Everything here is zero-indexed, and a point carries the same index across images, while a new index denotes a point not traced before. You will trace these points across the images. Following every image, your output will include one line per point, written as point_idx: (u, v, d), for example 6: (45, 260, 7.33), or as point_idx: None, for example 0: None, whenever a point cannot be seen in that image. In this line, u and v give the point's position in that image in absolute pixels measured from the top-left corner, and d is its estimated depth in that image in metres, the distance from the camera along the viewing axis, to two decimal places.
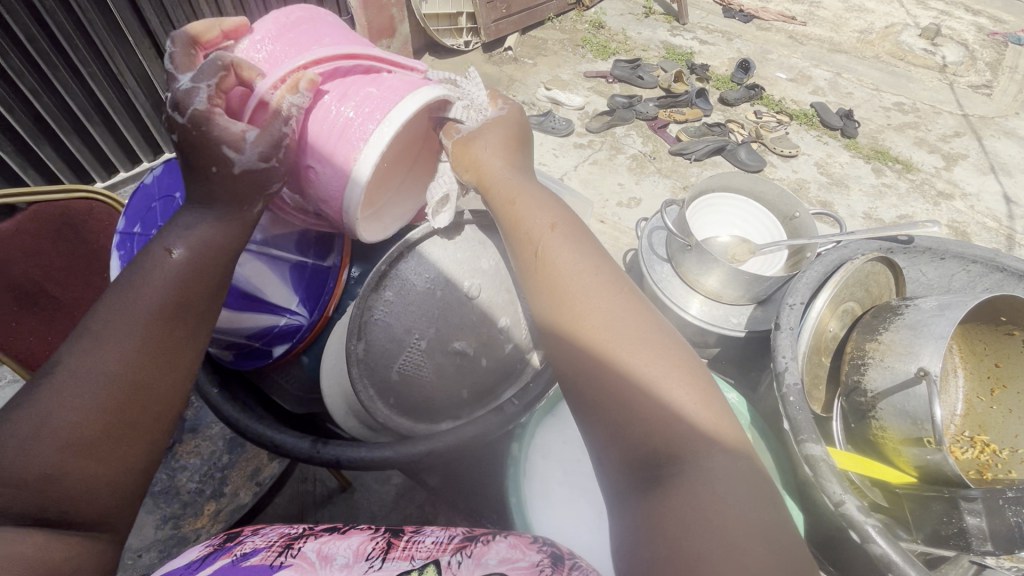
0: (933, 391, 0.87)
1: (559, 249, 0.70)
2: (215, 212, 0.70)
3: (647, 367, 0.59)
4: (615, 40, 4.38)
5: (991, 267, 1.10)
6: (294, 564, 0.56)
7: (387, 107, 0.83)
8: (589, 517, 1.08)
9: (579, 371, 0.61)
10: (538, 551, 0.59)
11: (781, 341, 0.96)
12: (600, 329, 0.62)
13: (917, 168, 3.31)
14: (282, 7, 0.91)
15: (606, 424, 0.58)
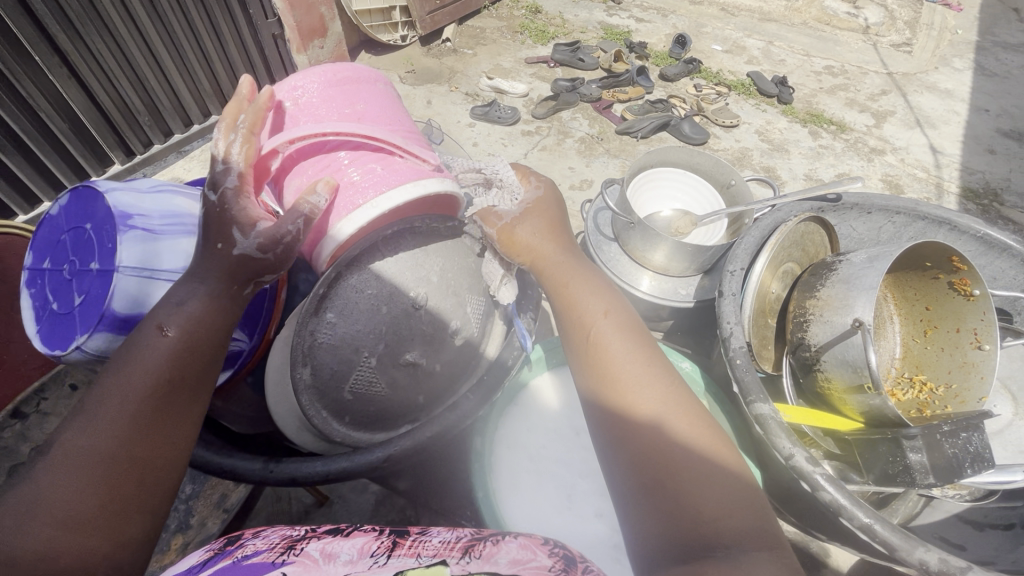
0: (868, 339, 0.91)
1: (607, 332, 0.87)
2: (204, 288, 0.81)
3: (674, 428, 0.74)
4: (553, 24, 4.43)
5: (914, 216, 1.15)
6: (296, 561, 0.56)
7: (381, 189, 0.90)
8: (558, 501, 1.11)
9: (637, 442, 0.74)
10: (548, 553, 0.61)
11: (724, 309, 1.00)
12: (655, 409, 0.76)
13: (849, 128, 3.63)
14: (333, 65, 1.04)
15: (655, 490, 0.70)
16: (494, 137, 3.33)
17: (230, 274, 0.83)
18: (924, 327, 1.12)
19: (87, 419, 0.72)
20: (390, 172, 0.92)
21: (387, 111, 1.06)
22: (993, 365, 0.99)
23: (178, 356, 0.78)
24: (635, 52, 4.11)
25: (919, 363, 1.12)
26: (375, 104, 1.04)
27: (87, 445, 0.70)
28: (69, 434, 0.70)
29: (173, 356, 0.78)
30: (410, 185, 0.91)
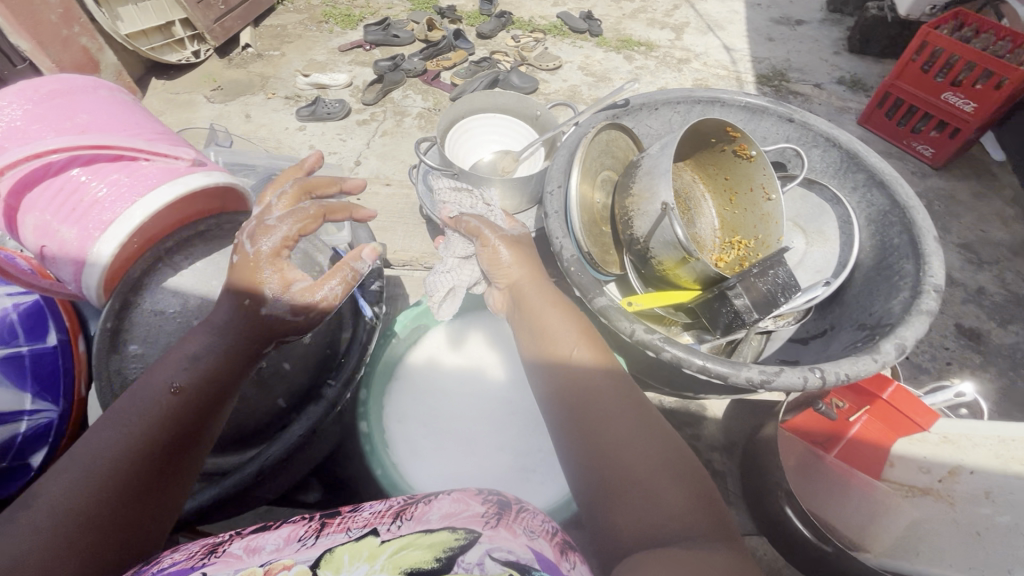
0: (672, 218, 1.02)
1: (578, 367, 0.99)
2: (123, 417, 0.83)
3: (636, 459, 0.84)
4: (357, 5, 4.25)
5: (691, 102, 1.25)
6: (217, 562, 0.64)
7: (135, 192, 0.99)
8: (454, 453, 1.22)
9: (602, 461, 0.86)
10: (482, 501, 0.73)
11: (551, 227, 1.06)
12: (621, 436, 0.87)
13: (656, 46, 3.95)
14: (34, 82, 1.08)
15: (620, 500, 0.81)
16: (330, 135, 3.17)
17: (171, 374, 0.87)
18: (727, 195, 1.29)
19: (99, 450, 0.79)
20: (136, 179, 1.00)
21: (112, 116, 1.11)
22: (781, 209, 1.16)
23: (182, 393, 0.86)
24: (447, 16, 4.09)
25: (734, 227, 1.28)
26: (103, 115, 1.10)
27: (99, 469, 0.77)
28: (78, 458, 0.78)
29: (195, 387, 0.87)
30: (168, 186, 0.99)
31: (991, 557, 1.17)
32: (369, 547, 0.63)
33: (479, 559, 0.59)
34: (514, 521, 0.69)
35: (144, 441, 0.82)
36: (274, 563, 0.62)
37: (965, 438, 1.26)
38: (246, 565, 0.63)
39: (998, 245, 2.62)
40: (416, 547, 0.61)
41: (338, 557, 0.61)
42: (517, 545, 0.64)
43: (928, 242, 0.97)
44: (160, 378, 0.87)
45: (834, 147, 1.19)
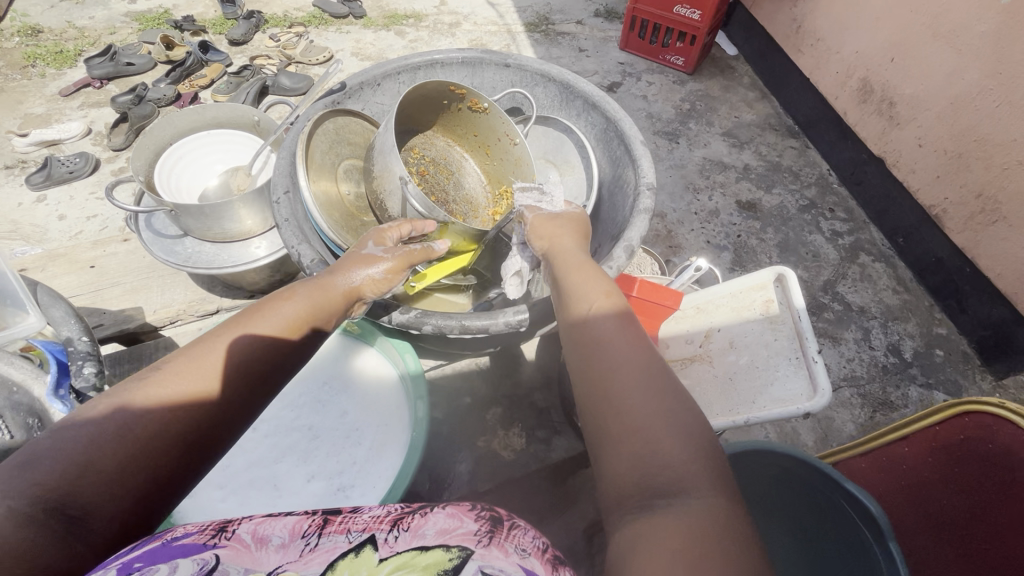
0: (410, 190, 1.03)
1: (602, 322, 0.76)
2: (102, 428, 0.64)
3: (667, 438, 0.63)
4: (69, 38, 3.57)
5: (413, 69, 1.19)
6: (227, 546, 0.55)
7: None
8: (262, 499, 1.11)
9: (592, 405, 0.69)
10: (475, 516, 0.61)
11: (285, 238, 0.95)
12: (621, 375, 0.69)
13: (424, 15, 3.90)
14: None
15: (608, 446, 0.66)
16: (81, 196, 2.68)
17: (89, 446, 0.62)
18: (483, 150, 1.30)
19: (160, 397, 0.68)
20: None
21: None
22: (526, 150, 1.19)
23: (247, 369, 0.75)
24: (187, 29, 3.61)
25: (499, 178, 1.30)
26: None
27: (133, 434, 0.64)
28: (153, 388, 0.68)
29: (252, 348, 0.77)
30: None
31: (735, 398, 1.06)
32: (368, 565, 0.54)
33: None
34: (506, 537, 0.59)
35: (200, 407, 0.70)
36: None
37: (711, 304, 1.17)
38: (256, 566, 0.53)
39: (749, 125, 3.07)
40: (412, 567, 0.53)
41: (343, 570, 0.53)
42: (508, 563, 0.55)
43: (635, 148, 1.05)
44: (253, 330, 0.79)
45: (550, 82, 1.21)
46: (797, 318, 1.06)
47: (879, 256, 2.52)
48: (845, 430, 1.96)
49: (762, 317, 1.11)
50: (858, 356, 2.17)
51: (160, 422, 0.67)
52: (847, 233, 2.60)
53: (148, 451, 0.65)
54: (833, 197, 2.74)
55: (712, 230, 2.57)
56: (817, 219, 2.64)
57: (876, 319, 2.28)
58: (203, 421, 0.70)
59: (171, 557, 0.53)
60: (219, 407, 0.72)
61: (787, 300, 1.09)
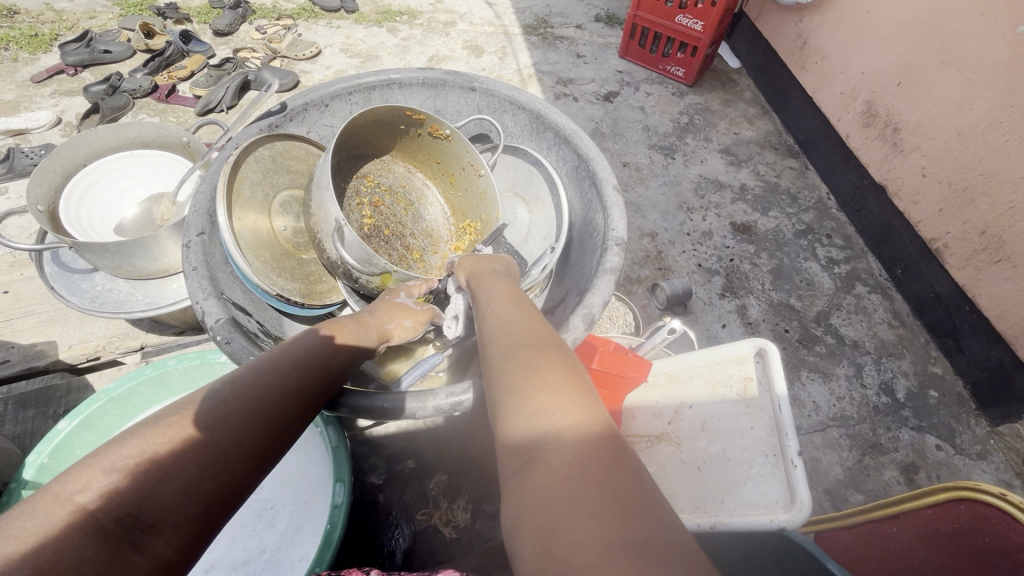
0: (344, 231, 0.97)
1: (529, 355, 0.67)
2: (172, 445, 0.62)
3: (576, 452, 0.54)
4: (45, 21, 3.42)
5: (365, 90, 1.09)
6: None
7: None
8: None
9: (517, 453, 0.57)
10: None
11: (190, 291, 0.86)
12: (546, 416, 0.58)
13: (418, 12, 3.76)
14: None
15: (530, 501, 0.52)
16: None
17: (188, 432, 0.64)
18: (447, 178, 1.22)
19: (229, 413, 0.68)
20: None
21: None
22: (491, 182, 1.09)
23: (295, 392, 0.75)
24: (170, 17, 3.46)
25: (463, 211, 1.23)
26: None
27: (205, 449, 0.63)
28: (217, 404, 0.68)
29: (308, 372, 0.78)
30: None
31: (704, 487, 0.92)
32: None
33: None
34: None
35: (261, 427, 0.69)
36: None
37: (686, 375, 1.04)
38: None
39: (748, 143, 2.95)
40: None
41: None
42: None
43: (606, 193, 0.94)
44: (296, 355, 0.79)
45: (520, 109, 1.09)
46: (778, 405, 0.91)
47: (876, 287, 2.41)
48: (832, 474, 1.85)
49: (738, 397, 0.97)
50: (849, 394, 2.06)
51: (232, 439, 0.66)
52: (843, 261, 2.49)
53: (212, 470, 0.63)
54: (832, 222, 2.63)
55: (704, 253, 2.46)
56: (813, 245, 2.53)
57: (870, 355, 2.17)
58: (259, 442, 0.68)
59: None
60: (274, 440, 0.70)
61: (767, 381, 0.95)
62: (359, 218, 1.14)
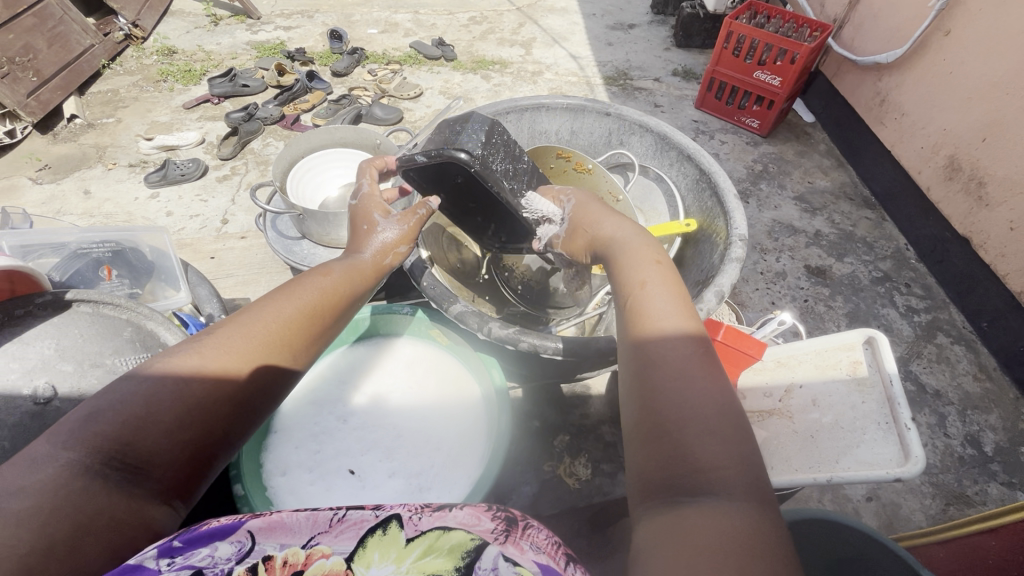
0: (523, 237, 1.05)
1: (677, 351, 0.65)
2: (124, 403, 0.57)
3: (715, 464, 0.55)
4: (197, 59, 4.02)
5: (520, 110, 1.28)
6: (258, 519, 0.49)
7: None
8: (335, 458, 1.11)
9: (652, 441, 0.59)
10: (491, 516, 0.52)
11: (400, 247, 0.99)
12: (687, 418, 0.59)
13: (510, 62, 4.14)
14: None
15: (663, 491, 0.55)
16: None
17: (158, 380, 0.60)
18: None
19: (198, 361, 0.63)
20: None
21: None
22: (630, 206, 1.22)
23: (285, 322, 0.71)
24: (298, 60, 3.99)
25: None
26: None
27: (180, 395, 0.60)
28: (192, 359, 0.63)
29: (301, 311, 0.73)
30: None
31: (817, 454, 0.88)
32: (396, 544, 0.47)
33: (493, 565, 0.45)
34: (522, 535, 0.50)
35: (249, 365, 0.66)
36: (315, 545, 0.47)
37: (792, 358, 1.02)
38: (292, 542, 0.47)
39: (823, 192, 2.98)
40: (437, 552, 0.46)
41: (370, 550, 0.46)
42: (525, 560, 0.47)
43: (728, 201, 1.09)
44: (288, 303, 0.73)
45: (647, 132, 1.27)
46: (892, 381, 0.88)
47: (959, 338, 2.32)
48: (913, 521, 1.70)
49: (847, 377, 0.94)
50: (933, 441, 1.91)
51: (209, 380, 0.63)
52: (923, 310, 2.41)
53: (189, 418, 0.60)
54: (910, 272, 2.57)
55: (779, 292, 2.42)
56: (891, 292, 2.46)
57: (953, 406, 2.03)
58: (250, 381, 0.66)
59: (209, 540, 0.46)
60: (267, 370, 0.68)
61: (880, 362, 0.92)
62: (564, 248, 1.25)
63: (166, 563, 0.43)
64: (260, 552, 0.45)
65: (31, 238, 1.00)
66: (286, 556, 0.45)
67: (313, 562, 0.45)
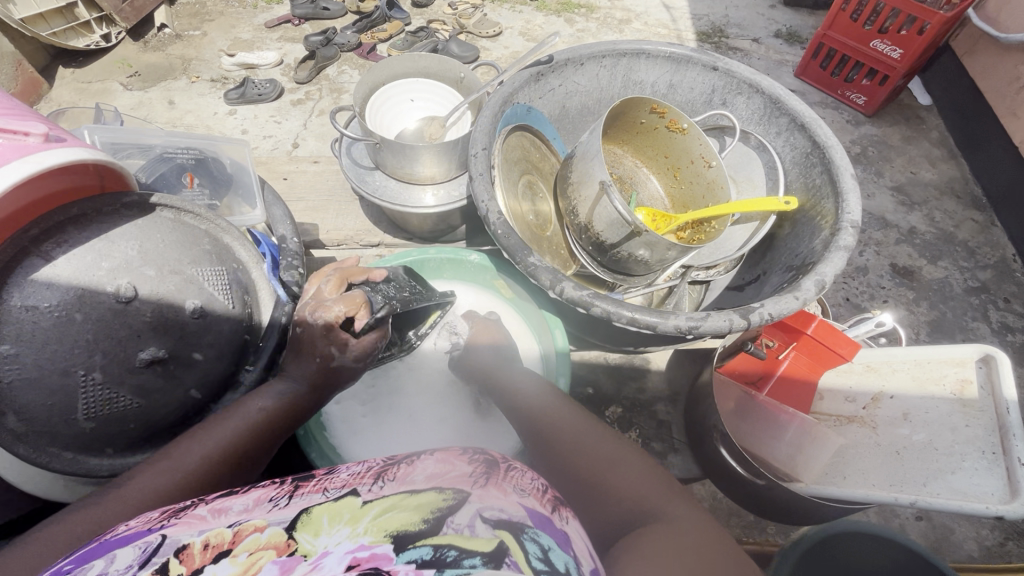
0: (609, 194, 0.97)
1: (586, 437, 0.66)
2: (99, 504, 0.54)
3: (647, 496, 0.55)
4: None
5: (617, 55, 1.17)
6: (176, 523, 0.41)
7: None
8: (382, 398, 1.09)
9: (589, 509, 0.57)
10: (468, 459, 0.49)
11: (475, 190, 0.92)
12: (605, 475, 0.59)
13: None
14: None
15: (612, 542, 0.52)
16: None
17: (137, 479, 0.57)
18: (672, 173, 1.25)
19: (131, 479, 0.57)
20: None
21: None
22: (724, 173, 1.13)
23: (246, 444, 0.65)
24: None
25: (685, 203, 1.24)
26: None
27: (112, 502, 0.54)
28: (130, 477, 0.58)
29: (277, 418, 0.68)
30: (12, 162, 0.55)
31: (900, 472, 0.81)
32: (350, 508, 0.40)
33: (470, 520, 0.38)
34: (504, 478, 0.46)
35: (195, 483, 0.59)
36: (244, 525, 0.39)
37: (886, 365, 0.93)
38: (215, 525, 0.40)
39: None
40: (401, 508, 0.39)
41: (315, 520, 0.39)
42: (507, 503, 0.42)
43: (844, 180, 0.97)
44: (272, 402, 0.69)
45: (757, 93, 1.14)
46: (1008, 408, 0.77)
47: None
48: None
49: (951, 397, 0.84)
50: None
51: (155, 486, 0.57)
52: None
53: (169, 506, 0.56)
54: None
55: None
56: None
57: None
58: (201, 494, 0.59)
59: (107, 551, 0.39)
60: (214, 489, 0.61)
61: (995, 387, 0.80)
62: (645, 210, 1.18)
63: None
64: (170, 547, 0.37)
65: (120, 136, 0.90)
66: (206, 543, 0.37)
67: (242, 541, 0.37)
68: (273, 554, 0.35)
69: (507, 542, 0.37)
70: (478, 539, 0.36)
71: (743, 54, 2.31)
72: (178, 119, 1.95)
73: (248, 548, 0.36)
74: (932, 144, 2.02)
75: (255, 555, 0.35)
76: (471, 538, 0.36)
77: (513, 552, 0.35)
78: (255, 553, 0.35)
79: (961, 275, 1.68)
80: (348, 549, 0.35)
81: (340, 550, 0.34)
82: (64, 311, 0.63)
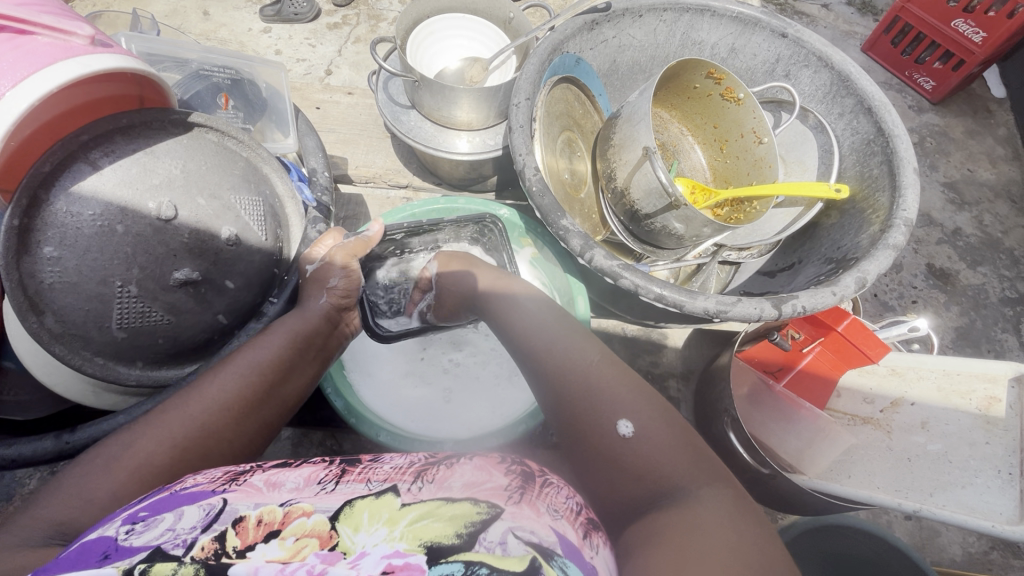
0: (653, 159, 0.92)
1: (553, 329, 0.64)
2: (106, 450, 0.54)
3: (619, 398, 0.56)
4: None
5: (679, 10, 1.08)
6: (236, 489, 0.42)
7: (40, 60, 0.55)
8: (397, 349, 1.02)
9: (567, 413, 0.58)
10: (504, 471, 0.46)
11: (514, 143, 0.88)
12: (579, 374, 0.58)
13: None
14: None
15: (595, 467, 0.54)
16: None
17: (153, 419, 0.56)
18: (718, 145, 1.19)
19: (142, 430, 0.55)
20: (10, 53, 0.55)
21: None
22: (774, 152, 1.06)
23: (260, 374, 0.64)
24: None
25: (727, 178, 1.18)
26: None
27: (126, 461, 0.53)
28: (141, 426, 0.56)
29: (286, 349, 0.67)
30: (62, 63, 0.55)
31: (908, 480, 0.80)
32: (389, 508, 0.39)
33: (502, 537, 0.37)
34: (538, 495, 0.44)
35: (214, 423, 0.58)
36: (294, 506, 0.39)
37: (912, 370, 0.88)
38: (267, 501, 0.40)
39: None
40: (436, 517, 0.38)
41: (357, 514, 0.38)
42: (540, 525, 0.40)
43: (905, 174, 0.91)
44: (276, 332, 0.68)
45: (825, 68, 1.06)
46: None
47: None
48: None
49: (975, 412, 0.82)
50: None
51: (174, 432, 0.56)
52: None
53: (190, 449, 0.56)
54: None
55: None
56: None
57: None
58: (225, 433, 0.59)
59: (178, 505, 0.40)
60: (238, 421, 0.60)
61: None
62: (686, 181, 1.13)
63: (126, 530, 0.38)
64: (230, 514, 0.38)
65: (156, 47, 0.88)
66: (260, 518, 0.38)
67: (291, 523, 0.37)
68: (317, 544, 0.35)
69: (539, 561, 0.35)
70: (509, 558, 0.35)
71: (810, 20, 2.10)
72: (211, 32, 1.87)
73: (296, 533, 0.36)
74: (997, 142, 1.88)
75: (301, 542, 0.35)
76: (503, 558, 0.35)
77: (545, 573, 0.34)
78: (300, 539, 0.35)
79: (1000, 283, 1.61)
80: (383, 553, 0.34)
81: (377, 552, 0.34)
82: (107, 222, 0.64)
